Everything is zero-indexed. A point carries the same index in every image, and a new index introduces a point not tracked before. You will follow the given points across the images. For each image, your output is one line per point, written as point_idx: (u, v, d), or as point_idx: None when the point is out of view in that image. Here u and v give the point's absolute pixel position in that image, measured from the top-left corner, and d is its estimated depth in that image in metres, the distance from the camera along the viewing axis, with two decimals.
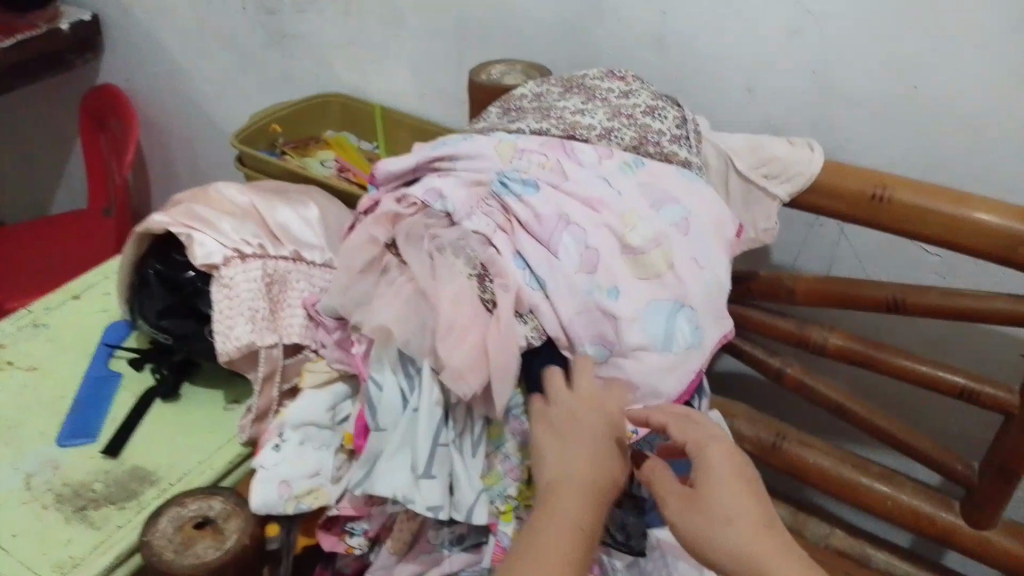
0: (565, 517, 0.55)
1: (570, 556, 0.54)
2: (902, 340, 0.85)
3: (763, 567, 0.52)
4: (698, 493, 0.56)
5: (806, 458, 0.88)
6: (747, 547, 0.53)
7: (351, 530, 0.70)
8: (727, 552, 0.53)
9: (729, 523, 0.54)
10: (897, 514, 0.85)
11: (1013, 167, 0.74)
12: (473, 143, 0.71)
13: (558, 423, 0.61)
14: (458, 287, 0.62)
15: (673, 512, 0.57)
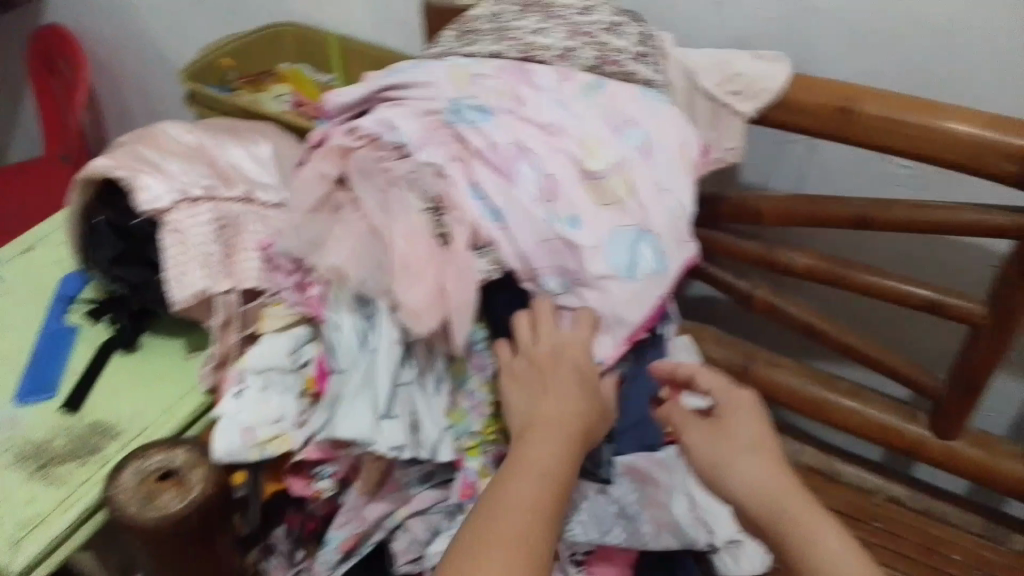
0: (539, 458, 0.55)
1: (542, 494, 0.53)
2: (872, 255, 0.84)
3: (773, 494, 0.57)
4: (722, 427, 0.62)
5: (775, 379, 0.89)
6: (757, 479, 0.58)
7: (317, 474, 0.69)
8: (742, 475, 0.59)
9: (745, 451, 0.60)
10: (864, 428, 0.87)
11: (993, 78, 0.70)
12: (424, 73, 0.67)
13: (526, 371, 0.61)
14: (408, 229, 0.58)
15: (694, 444, 0.62)
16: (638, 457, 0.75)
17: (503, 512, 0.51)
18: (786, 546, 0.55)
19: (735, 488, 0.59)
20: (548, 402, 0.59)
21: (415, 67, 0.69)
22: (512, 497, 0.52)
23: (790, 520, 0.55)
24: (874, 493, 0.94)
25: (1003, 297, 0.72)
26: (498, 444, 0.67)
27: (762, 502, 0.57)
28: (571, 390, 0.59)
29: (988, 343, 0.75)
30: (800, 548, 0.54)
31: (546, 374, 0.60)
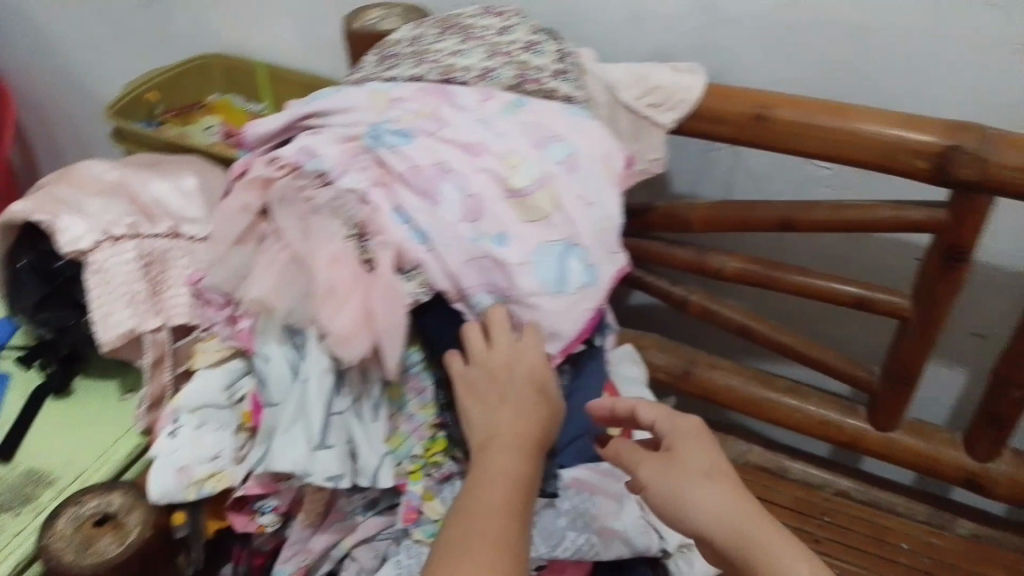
0: (504, 470, 0.55)
1: (511, 505, 0.53)
2: (800, 257, 0.86)
3: (737, 522, 0.52)
4: (673, 459, 0.58)
5: (716, 380, 0.91)
6: (717, 506, 0.53)
7: (260, 509, 0.68)
8: (700, 502, 0.54)
9: (701, 481, 0.55)
10: (806, 424, 0.88)
11: (898, 77, 0.72)
12: (346, 97, 0.67)
13: (481, 382, 0.60)
14: (332, 253, 0.58)
15: (648, 476, 0.58)
16: (582, 470, 0.76)
17: (474, 524, 0.52)
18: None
19: (698, 523, 0.54)
20: (505, 412, 0.59)
21: (336, 93, 0.69)
22: (482, 509, 0.53)
23: (760, 552, 0.51)
24: (822, 489, 0.95)
25: (924, 287, 0.74)
26: (442, 466, 0.68)
27: (728, 535, 0.52)
28: (528, 399, 0.60)
29: (915, 334, 0.77)
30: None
31: (502, 383, 0.60)
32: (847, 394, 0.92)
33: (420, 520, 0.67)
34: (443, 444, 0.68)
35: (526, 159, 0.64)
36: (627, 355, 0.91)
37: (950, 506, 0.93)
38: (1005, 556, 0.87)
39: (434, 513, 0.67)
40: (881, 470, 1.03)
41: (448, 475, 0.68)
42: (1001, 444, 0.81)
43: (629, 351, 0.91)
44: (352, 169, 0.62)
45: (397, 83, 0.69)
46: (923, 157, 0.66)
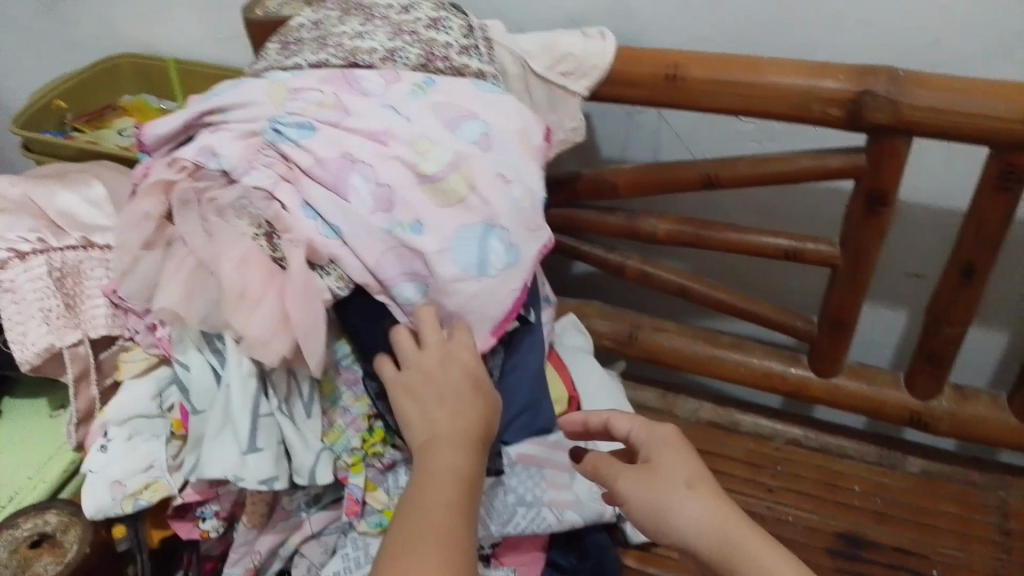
0: (447, 468, 0.54)
1: (457, 504, 0.53)
2: (731, 213, 0.86)
3: (728, 534, 0.53)
4: (652, 471, 0.58)
5: (660, 342, 0.91)
6: (706, 521, 0.54)
7: (201, 515, 0.67)
8: (685, 515, 0.54)
9: (684, 490, 0.55)
10: (750, 377, 0.89)
11: (808, 26, 0.72)
12: (248, 91, 0.65)
13: (419, 378, 0.59)
14: (239, 256, 0.58)
15: (627, 489, 0.58)
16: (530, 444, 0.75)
17: (423, 530, 0.50)
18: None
19: (687, 538, 0.54)
20: (444, 410, 0.58)
21: (238, 85, 0.66)
22: (429, 512, 0.52)
23: (750, 561, 0.52)
24: (775, 439, 0.95)
25: (851, 232, 0.75)
26: (384, 455, 0.67)
27: (715, 547, 0.53)
28: (466, 388, 0.59)
29: (847, 281, 0.78)
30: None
31: (439, 379, 0.59)
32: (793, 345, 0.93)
33: (364, 512, 0.66)
34: (381, 434, 0.66)
35: (436, 142, 0.63)
36: (569, 325, 0.91)
37: (901, 444, 0.94)
38: (955, 488, 0.89)
39: (377, 502, 0.67)
40: (834, 417, 1.03)
41: (392, 463, 0.67)
42: (942, 380, 0.82)
43: (573, 320, 0.92)
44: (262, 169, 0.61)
45: (299, 72, 0.67)
46: (835, 104, 0.66)
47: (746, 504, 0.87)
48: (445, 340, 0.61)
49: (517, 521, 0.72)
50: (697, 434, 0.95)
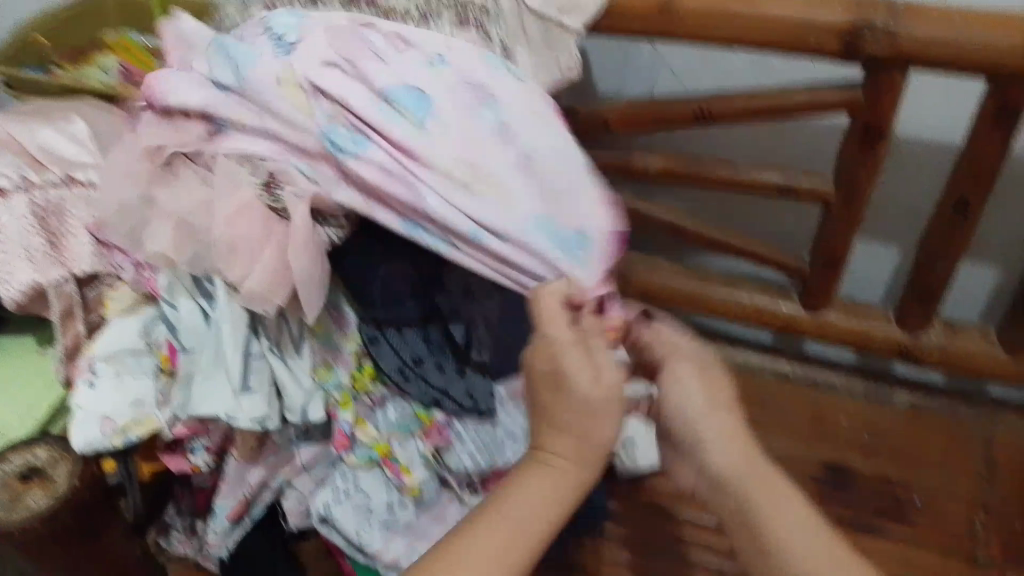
0: (530, 511, 0.52)
1: (528, 540, 0.51)
2: (725, 150, 0.85)
3: (745, 491, 0.57)
4: (699, 383, 0.61)
5: (656, 280, 0.90)
6: (733, 468, 0.58)
7: (191, 449, 0.68)
8: (711, 438, 0.60)
9: (717, 421, 0.60)
10: (739, 313, 0.88)
11: None
12: (254, 68, 0.60)
13: (547, 404, 0.54)
14: (231, 210, 0.57)
15: (667, 380, 0.62)
16: None
17: (480, 566, 0.50)
18: (762, 533, 0.56)
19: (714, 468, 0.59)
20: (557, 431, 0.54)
21: (242, 58, 0.61)
22: (496, 549, 0.51)
23: (774, 515, 0.56)
24: (759, 374, 0.96)
25: (846, 168, 0.74)
26: (374, 392, 0.67)
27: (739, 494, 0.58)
28: (594, 431, 0.53)
29: (842, 218, 0.77)
30: (775, 544, 0.55)
31: (558, 419, 0.53)
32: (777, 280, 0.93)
33: (353, 446, 0.66)
34: (370, 371, 0.66)
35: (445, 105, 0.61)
36: None
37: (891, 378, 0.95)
38: (941, 421, 0.90)
39: (366, 437, 0.66)
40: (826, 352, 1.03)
41: (381, 399, 0.67)
42: (928, 314, 0.82)
43: None
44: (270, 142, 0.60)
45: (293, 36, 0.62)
46: (832, 33, 0.64)
47: None
48: (558, 337, 0.54)
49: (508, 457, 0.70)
50: None
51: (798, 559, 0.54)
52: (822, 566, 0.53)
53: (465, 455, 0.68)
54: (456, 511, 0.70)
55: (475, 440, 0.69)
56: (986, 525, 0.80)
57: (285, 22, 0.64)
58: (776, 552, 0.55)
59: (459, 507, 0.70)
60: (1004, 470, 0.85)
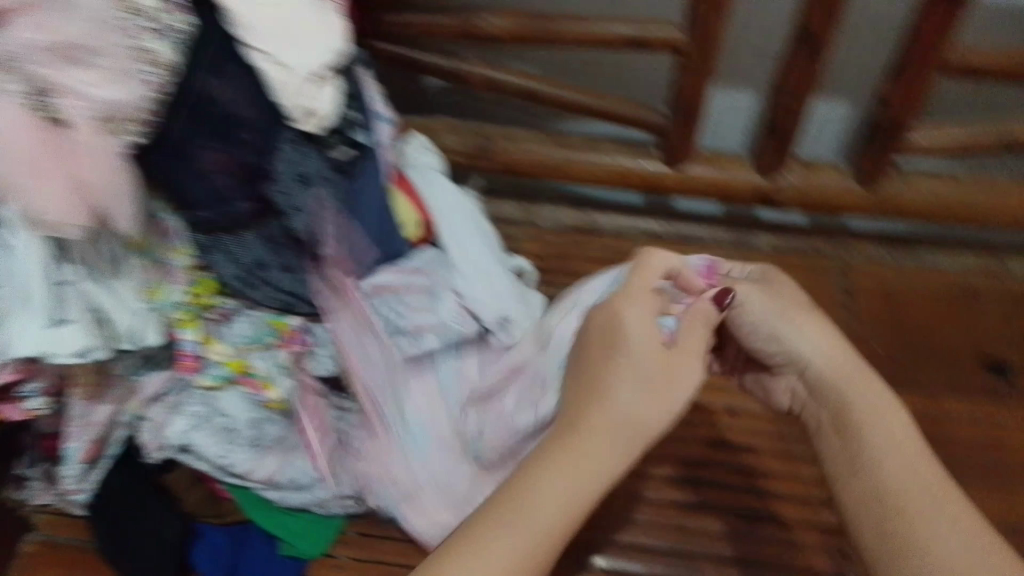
0: (580, 459, 0.52)
1: (581, 490, 0.51)
2: (572, 4, 0.80)
3: (846, 392, 0.61)
4: (776, 290, 0.65)
5: (516, 152, 0.85)
6: (834, 373, 0.62)
7: (24, 394, 0.58)
8: (798, 339, 0.63)
9: (797, 324, 0.63)
10: (597, 176, 0.85)
11: None
12: (366, 371, 0.68)
13: (591, 374, 0.56)
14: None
15: (752, 295, 0.64)
16: (390, 274, 0.71)
17: (541, 507, 0.50)
18: (854, 428, 0.59)
19: (806, 355, 0.63)
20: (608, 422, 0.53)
21: (420, 440, 0.71)
22: (556, 492, 0.51)
23: (866, 413, 0.59)
24: (631, 237, 0.91)
25: (695, 9, 0.70)
26: (217, 307, 0.62)
27: (841, 391, 0.61)
28: (632, 395, 0.54)
29: (696, 65, 0.74)
30: (862, 438, 0.58)
31: (597, 386, 0.55)
32: (631, 136, 0.88)
33: (202, 367, 0.62)
34: (210, 285, 0.62)
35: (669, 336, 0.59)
36: (421, 144, 0.82)
37: (757, 224, 0.91)
38: (805, 259, 0.87)
39: (217, 355, 0.62)
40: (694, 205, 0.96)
41: (226, 313, 0.63)
42: (784, 154, 0.81)
43: (424, 139, 0.83)
44: (91, 49, 0.48)
45: (382, 300, 0.71)
46: None
47: None
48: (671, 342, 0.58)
49: (376, 355, 0.69)
50: (557, 244, 0.90)
51: (873, 450, 0.57)
52: (902, 478, 0.55)
53: (326, 359, 0.67)
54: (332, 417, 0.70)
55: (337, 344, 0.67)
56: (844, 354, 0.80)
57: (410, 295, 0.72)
58: (858, 445, 0.58)
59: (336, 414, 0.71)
60: (867, 296, 0.83)
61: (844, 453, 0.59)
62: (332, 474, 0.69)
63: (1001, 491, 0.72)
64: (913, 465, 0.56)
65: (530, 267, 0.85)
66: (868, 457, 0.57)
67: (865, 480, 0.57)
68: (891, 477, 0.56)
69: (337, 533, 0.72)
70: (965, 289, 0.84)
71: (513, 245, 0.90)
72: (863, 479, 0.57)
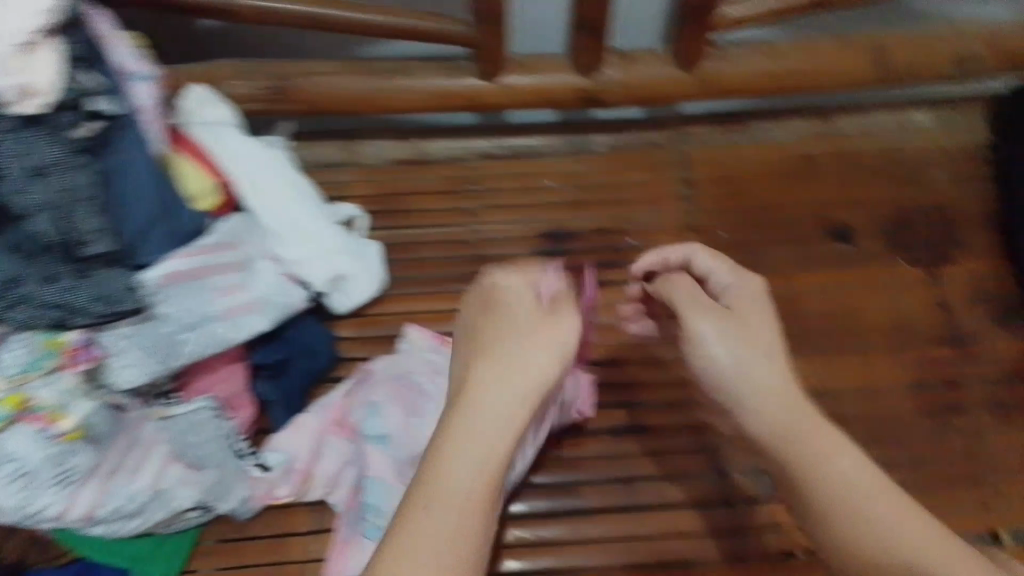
0: (479, 434, 0.50)
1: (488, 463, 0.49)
2: None
3: (823, 474, 0.51)
4: (737, 315, 0.57)
5: (316, 90, 0.75)
6: (772, 421, 0.53)
7: None
8: (753, 374, 0.54)
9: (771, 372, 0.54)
10: (416, 103, 0.77)
11: None
12: (200, 455, 0.64)
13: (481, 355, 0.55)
14: None
15: (713, 320, 0.57)
16: (177, 259, 0.62)
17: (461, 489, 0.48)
18: (814, 487, 0.51)
19: (750, 423, 0.54)
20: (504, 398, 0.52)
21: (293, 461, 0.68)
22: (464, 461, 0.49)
23: (815, 456, 0.52)
24: (464, 161, 0.82)
25: None
26: None
27: (785, 428, 0.53)
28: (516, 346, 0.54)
29: None
30: (818, 483, 0.51)
31: (496, 352, 0.54)
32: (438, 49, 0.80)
33: None
34: None
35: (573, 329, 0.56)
36: (207, 97, 0.71)
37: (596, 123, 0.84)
38: (643, 154, 0.82)
39: None
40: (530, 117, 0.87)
41: None
42: (601, 50, 0.75)
43: (207, 91, 0.71)
44: None
45: (168, 307, 0.61)
46: None
47: (449, 233, 0.78)
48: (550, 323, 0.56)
49: (187, 349, 0.60)
50: (384, 181, 0.81)
51: (830, 493, 0.50)
52: (870, 518, 0.49)
53: (129, 369, 0.59)
54: (153, 429, 0.63)
55: (136, 347, 0.59)
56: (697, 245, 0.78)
57: (205, 294, 0.62)
58: (828, 501, 0.50)
59: (158, 423, 0.63)
60: (705, 187, 0.80)
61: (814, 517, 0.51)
62: (164, 490, 0.63)
63: (864, 357, 0.71)
64: (868, 486, 0.50)
65: (360, 213, 0.77)
66: (822, 502, 0.50)
67: (835, 544, 0.50)
68: (856, 528, 0.49)
69: (193, 543, 0.67)
70: (801, 158, 0.82)
71: (339, 191, 0.80)
72: (834, 544, 0.50)
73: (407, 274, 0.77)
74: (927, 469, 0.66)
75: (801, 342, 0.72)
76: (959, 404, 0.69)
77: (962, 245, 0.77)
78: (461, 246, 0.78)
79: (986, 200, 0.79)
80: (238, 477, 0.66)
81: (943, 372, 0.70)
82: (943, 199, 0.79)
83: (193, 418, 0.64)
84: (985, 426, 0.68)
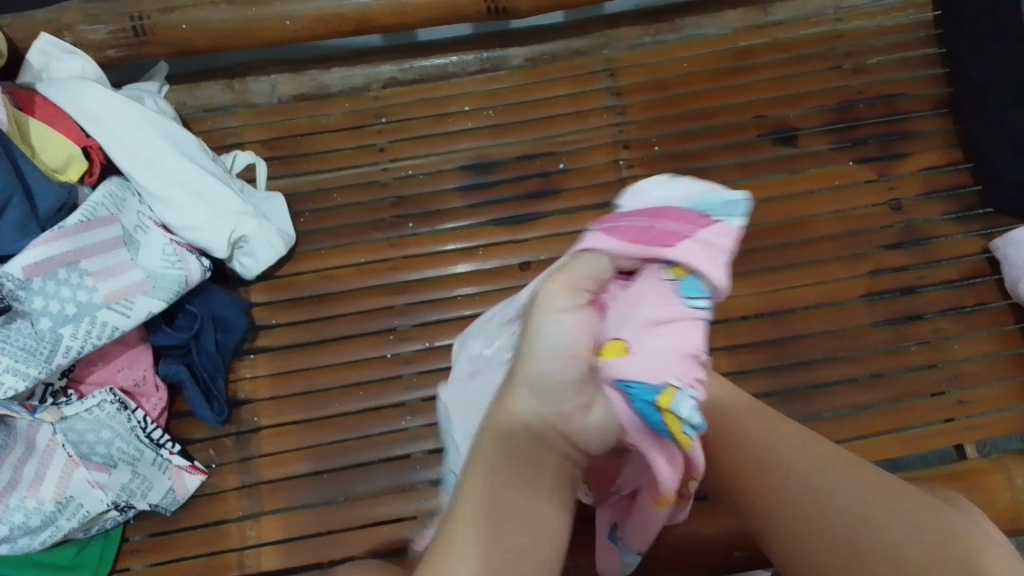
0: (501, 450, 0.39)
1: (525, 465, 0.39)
2: None
3: (780, 502, 0.45)
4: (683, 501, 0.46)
5: (185, 27, 0.66)
6: (783, 460, 0.46)
7: None
8: (779, 444, 0.47)
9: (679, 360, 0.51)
10: (304, 29, 0.68)
11: None
12: (113, 447, 0.59)
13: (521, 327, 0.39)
14: None
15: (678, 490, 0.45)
16: (41, 242, 0.54)
17: (528, 516, 0.40)
18: (782, 505, 0.45)
19: (764, 447, 0.47)
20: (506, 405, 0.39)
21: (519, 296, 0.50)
22: (496, 475, 0.39)
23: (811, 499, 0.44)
24: (366, 92, 0.75)
25: None
26: None
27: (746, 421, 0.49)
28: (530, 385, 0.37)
29: None
30: (789, 510, 0.45)
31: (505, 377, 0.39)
32: None
33: None
34: None
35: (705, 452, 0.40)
36: (57, 46, 0.66)
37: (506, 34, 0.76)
38: (563, 65, 0.75)
39: None
40: (439, 34, 0.79)
41: None
42: None
43: (54, 40, 0.65)
44: None
45: (41, 299, 0.53)
46: None
47: (362, 175, 0.72)
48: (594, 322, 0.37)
49: (68, 345, 0.55)
50: (282, 122, 0.73)
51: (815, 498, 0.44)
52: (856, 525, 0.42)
53: (4, 376, 0.53)
54: (49, 432, 0.57)
55: (9, 352, 0.52)
56: (631, 163, 0.72)
57: (79, 278, 0.55)
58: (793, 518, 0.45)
59: (52, 426, 0.57)
60: (634, 96, 0.74)
61: (761, 498, 0.46)
62: (72, 497, 0.57)
63: (816, 270, 0.69)
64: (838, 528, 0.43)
65: (257, 159, 0.71)
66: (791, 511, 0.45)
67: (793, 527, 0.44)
68: (823, 519, 0.43)
69: (120, 542, 0.62)
70: (735, 54, 0.75)
71: (232, 138, 0.73)
72: (798, 533, 0.44)
73: (320, 226, 0.70)
74: (885, 384, 0.66)
75: (748, 260, 0.69)
76: (918, 313, 0.68)
77: (910, 137, 0.73)
78: (375, 189, 0.71)
79: (933, 83, 0.74)
80: (157, 469, 0.61)
81: (899, 280, 0.69)
82: (889, 87, 0.74)
83: (95, 413, 0.58)
84: (944, 332, 0.67)
